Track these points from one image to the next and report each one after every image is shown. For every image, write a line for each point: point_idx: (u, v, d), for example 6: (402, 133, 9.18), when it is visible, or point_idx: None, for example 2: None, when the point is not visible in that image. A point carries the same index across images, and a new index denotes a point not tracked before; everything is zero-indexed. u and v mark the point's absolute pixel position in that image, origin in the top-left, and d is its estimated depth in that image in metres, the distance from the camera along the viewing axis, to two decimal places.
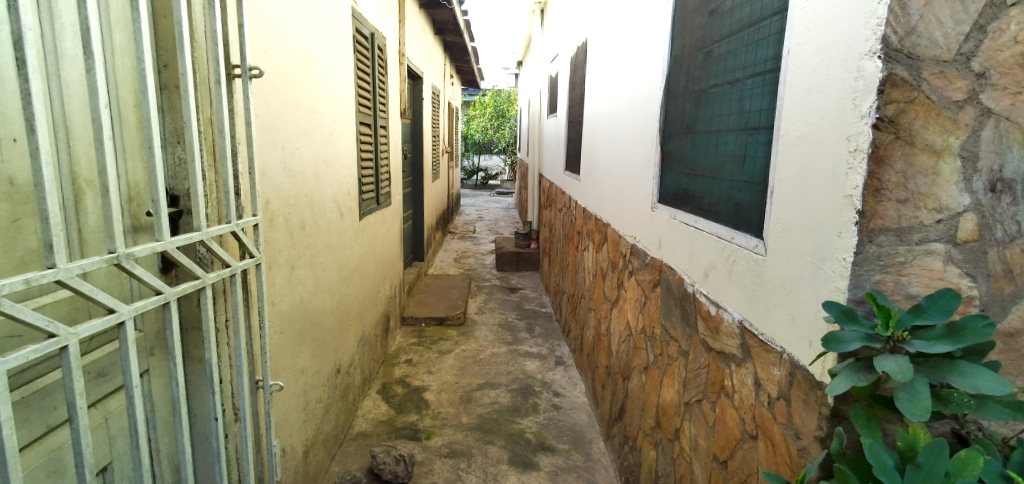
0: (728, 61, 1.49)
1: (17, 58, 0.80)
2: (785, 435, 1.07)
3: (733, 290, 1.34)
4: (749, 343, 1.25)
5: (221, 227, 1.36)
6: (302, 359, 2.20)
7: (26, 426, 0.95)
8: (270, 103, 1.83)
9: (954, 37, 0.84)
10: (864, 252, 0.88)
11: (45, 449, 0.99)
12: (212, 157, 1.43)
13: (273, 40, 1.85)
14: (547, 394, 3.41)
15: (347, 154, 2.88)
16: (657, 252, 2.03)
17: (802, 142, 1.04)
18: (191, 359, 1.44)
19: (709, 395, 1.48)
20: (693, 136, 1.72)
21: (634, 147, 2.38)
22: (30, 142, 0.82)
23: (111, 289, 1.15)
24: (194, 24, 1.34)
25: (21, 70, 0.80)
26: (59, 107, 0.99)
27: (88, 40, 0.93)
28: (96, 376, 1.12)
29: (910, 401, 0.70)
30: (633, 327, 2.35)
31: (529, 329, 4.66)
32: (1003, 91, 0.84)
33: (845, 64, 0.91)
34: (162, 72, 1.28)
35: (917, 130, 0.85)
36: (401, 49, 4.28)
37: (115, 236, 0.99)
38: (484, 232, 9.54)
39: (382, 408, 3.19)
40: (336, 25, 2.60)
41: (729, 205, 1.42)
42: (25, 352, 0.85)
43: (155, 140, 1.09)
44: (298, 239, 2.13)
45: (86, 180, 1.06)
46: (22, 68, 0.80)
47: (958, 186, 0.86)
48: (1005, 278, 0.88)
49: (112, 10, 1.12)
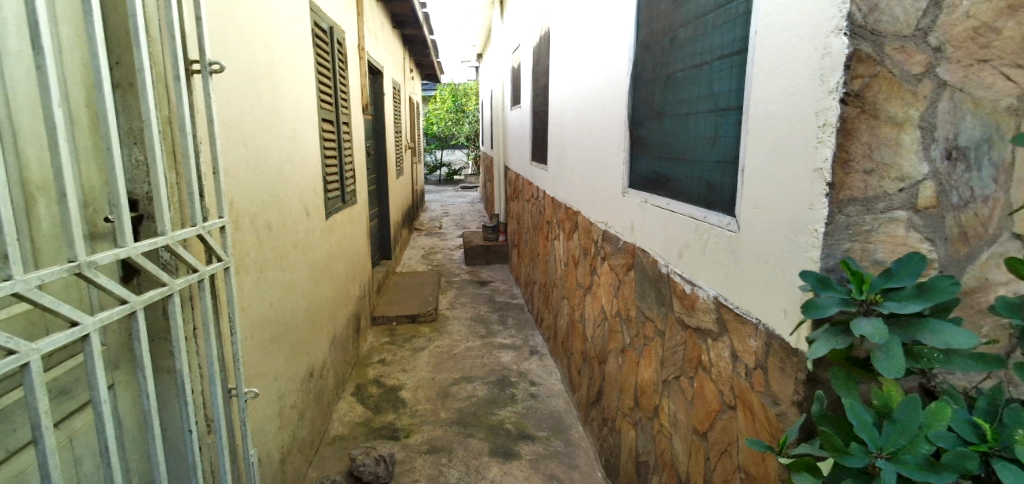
0: (695, 45, 1.52)
1: None
2: (763, 403, 1.11)
3: (708, 268, 1.38)
4: (725, 317, 1.29)
5: (186, 231, 1.31)
6: (275, 363, 2.15)
7: None
8: (231, 100, 1.76)
9: (914, 13, 0.88)
10: (834, 222, 0.92)
11: (7, 474, 0.93)
12: (173, 157, 1.36)
13: (231, 33, 1.78)
14: (524, 383, 3.44)
15: (312, 151, 2.81)
16: (629, 237, 2.07)
17: (771, 120, 1.07)
18: (160, 370, 1.38)
19: (687, 371, 1.52)
20: (662, 120, 1.75)
21: (603, 134, 2.41)
22: None
23: (70, 299, 1.09)
24: (148, 19, 1.28)
25: None
26: (4, 107, 0.92)
27: (36, 35, 0.87)
28: (58, 394, 1.06)
29: (886, 359, 0.74)
30: (608, 312, 2.39)
31: (502, 321, 4.67)
32: (956, 64, 0.89)
33: (813, 42, 0.94)
34: (115, 69, 1.20)
35: (881, 103, 0.89)
36: (361, 43, 4.18)
37: (75, 242, 0.94)
38: (451, 227, 9.49)
39: (358, 409, 3.14)
40: (294, 18, 2.51)
41: (702, 185, 1.46)
42: None
43: (113, 141, 1.03)
44: (266, 240, 2.07)
45: (38, 186, 1.00)
46: None
47: (918, 155, 0.91)
48: (961, 241, 0.95)
49: (58, 2, 1.04)
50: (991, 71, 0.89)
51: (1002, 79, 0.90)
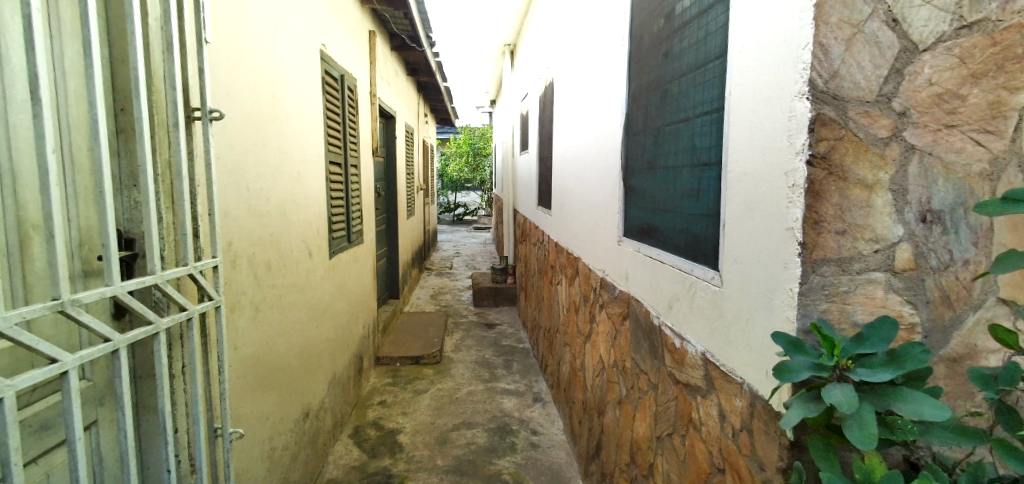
0: (679, 101, 1.48)
1: None
2: (749, 467, 1.13)
3: (694, 322, 1.39)
4: (712, 373, 1.31)
5: (176, 271, 1.30)
6: (266, 405, 2.16)
7: (33, 444, 1.03)
8: (236, 148, 1.79)
9: (875, 80, 0.89)
10: (809, 282, 0.91)
11: (42, 470, 1.06)
12: (170, 198, 1.36)
13: (237, 83, 1.80)
14: (525, 432, 3.53)
15: (317, 194, 2.82)
16: (624, 285, 2.07)
17: (746, 179, 1.07)
18: (142, 410, 1.36)
19: (679, 427, 1.57)
20: (652, 172, 1.70)
21: (595, 189, 2.41)
22: None
23: (58, 338, 1.09)
24: (154, 70, 1.31)
25: None
26: (12, 202, 0.97)
27: (38, 102, 0.90)
28: (37, 431, 1.04)
29: (859, 428, 0.73)
30: (606, 362, 2.48)
31: (507, 365, 4.74)
32: (924, 128, 0.88)
33: (779, 104, 0.96)
34: (119, 115, 1.23)
35: (848, 166, 0.90)
36: (373, 88, 4.03)
37: (60, 281, 0.94)
38: (461, 267, 9.45)
39: (354, 453, 3.24)
40: (303, 69, 2.52)
41: (688, 237, 1.45)
42: (35, 373, 0.91)
43: (107, 186, 1.04)
44: (264, 279, 2.10)
45: (34, 225, 1.02)
46: None
47: (891, 217, 0.90)
48: (943, 305, 0.91)
49: (67, 56, 1.09)
50: (958, 137, 0.87)
51: (972, 144, 0.87)
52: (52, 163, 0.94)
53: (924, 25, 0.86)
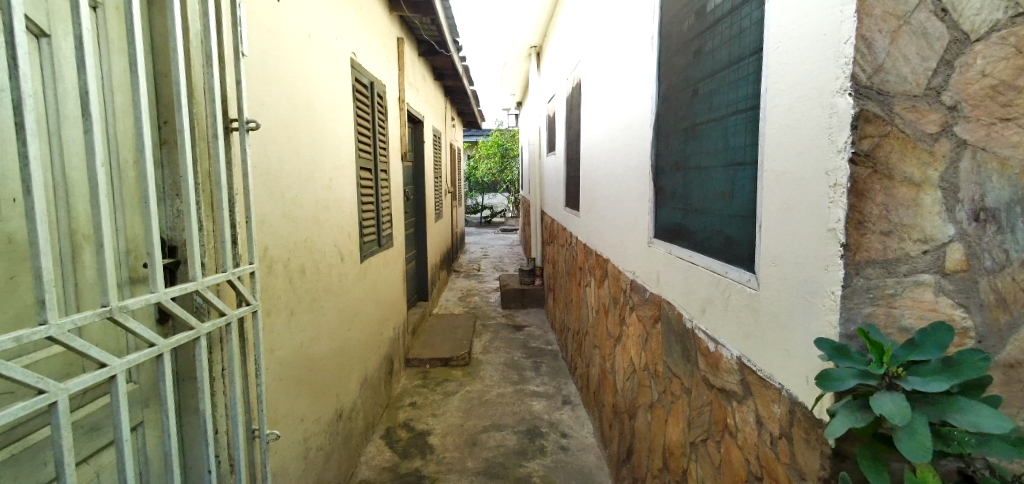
0: (711, 99, 1.45)
1: (20, 153, 0.83)
2: (789, 476, 1.09)
3: (729, 326, 1.35)
4: (749, 378, 1.27)
5: (217, 277, 1.34)
6: (300, 407, 2.20)
7: (84, 446, 1.08)
8: (271, 156, 1.83)
9: (922, 73, 0.85)
10: (852, 285, 0.88)
11: (92, 470, 1.10)
12: (209, 206, 1.41)
13: (272, 93, 1.84)
14: (554, 435, 3.51)
15: (348, 199, 2.87)
16: (655, 288, 2.03)
17: (783, 179, 1.04)
18: (184, 412, 1.41)
19: (714, 433, 1.53)
20: (684, 172, 1.67)
21: (625, 190, 2.38)
22: (29, 226, 0.84)
23: (106, 343, 1.13)
24: (194, 83, 1.36)
25: (25, 184, 0.83)
26: (64, 214, 1.02)
27: (88, 118, 0.94)
28: (88, 432, 1.09)
29: (910, 440, 0.70)
30: (637, 365, 2.44)
31: (536, 367, 4.72)
32: (976, 123, 0.84)
33: (818, 101, 0.93)
34: (162, 128, 1.28)
35: (895, 163, 0.86)
36: (401, 94, 4.08)
37: (108, 289, 0.97)
38: (489, 269, 9.48)
39: (385, 454, 3.29)
40: (335, 77, 2.57)
41: (721, 239, 1.42)
42: (84, 379, 0.94)
43: (151, 197, 1.08)
44: (297, 283, 2.14)
45: (85, 235, 1.07)
46: (25, 166, 0.83)
47: (942, 217, 0.86)
48: (1000, 308, 0.86)
49: (115, 73, 1.14)
50: (1014, 130, 0.82)
51: None
52: (101, 175, 0.98)
53: (976, 14, 0.82)
